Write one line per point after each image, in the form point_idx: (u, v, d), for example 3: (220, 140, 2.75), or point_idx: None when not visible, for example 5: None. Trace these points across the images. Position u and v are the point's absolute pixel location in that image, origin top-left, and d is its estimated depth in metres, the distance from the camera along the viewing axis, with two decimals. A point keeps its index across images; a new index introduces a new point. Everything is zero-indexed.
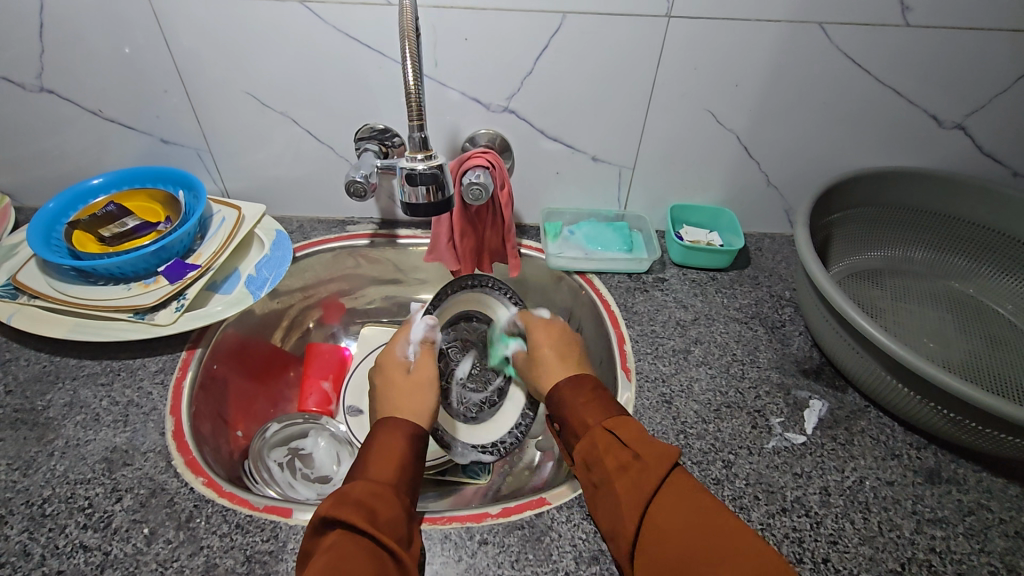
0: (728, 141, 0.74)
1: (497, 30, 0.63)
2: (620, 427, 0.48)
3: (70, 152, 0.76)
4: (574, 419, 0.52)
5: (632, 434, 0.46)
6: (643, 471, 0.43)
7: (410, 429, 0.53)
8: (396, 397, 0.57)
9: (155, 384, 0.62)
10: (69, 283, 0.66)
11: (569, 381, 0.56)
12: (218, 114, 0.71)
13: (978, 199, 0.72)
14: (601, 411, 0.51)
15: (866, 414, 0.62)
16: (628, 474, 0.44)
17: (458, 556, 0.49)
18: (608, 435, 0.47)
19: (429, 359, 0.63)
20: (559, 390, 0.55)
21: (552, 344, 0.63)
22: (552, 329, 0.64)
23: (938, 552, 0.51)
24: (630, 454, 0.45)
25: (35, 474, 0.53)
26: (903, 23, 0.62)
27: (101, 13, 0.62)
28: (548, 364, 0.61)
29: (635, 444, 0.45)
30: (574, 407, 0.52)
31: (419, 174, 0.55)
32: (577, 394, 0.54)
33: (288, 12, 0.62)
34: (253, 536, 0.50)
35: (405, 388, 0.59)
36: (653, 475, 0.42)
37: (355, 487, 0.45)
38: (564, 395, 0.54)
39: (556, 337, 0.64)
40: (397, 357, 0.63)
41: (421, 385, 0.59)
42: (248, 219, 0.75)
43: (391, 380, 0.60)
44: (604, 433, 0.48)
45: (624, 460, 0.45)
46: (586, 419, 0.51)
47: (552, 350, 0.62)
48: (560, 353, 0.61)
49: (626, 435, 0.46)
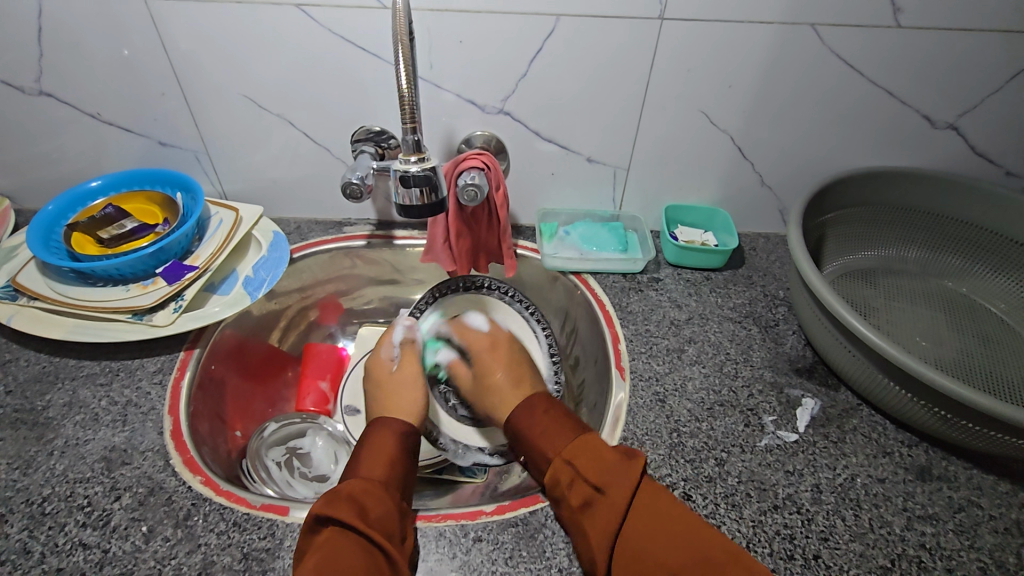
0: (722, 142, 0.74)
1: (492, 33, 0.63)
2: (579, 455, 0.50)
3: (69, 155, 0.76)
4: (541, 447, 0.54)
5: (592, 464, 0.49)
6: (607, 505, 0.46)
7: (400, 428, 0.54)
8: (385, 397, 0.62)
9: (154, 384, 0.62)
10: (68, 284, 0.66)
11: (524, 402, 0.58)
12: (216, 116, 0.72)
13: (970, 199, 0.73)
14: (568, 433, 0.53)
15: (858, 412, 0.63)
16: (593, 510, 0.47)
17: (452, 553, 0.50)
18: (567, 469, 0.50)
19: (413, 360, 0.67)
20: (516, 417, 0.57)
21: (504, 368, 0.66)
22: (497, 347, 0.69)
23: (928, 548, 0.51)
24: (597, 491, 0.48)
25: (34, 473, 0.54)
26: (894, 24, 0.62)
27: (100, 18, 0.63)
28: (502, 388, 0.64)
29: (597, 477, 0.48)
30: (535, 434, 0.54)
31: (413, 176, 0.56)
32: (534, 416, 0.56)
33: (284, 16, 0.62)
34: (250, 533, 0.50)
35: (393, 385, 0.63)
36: (614, 509, 0.46)
37: (348, 485, 0.46)
38: (520, 419, 0.57)
39: (501, 356, 0.68)
40: (383, 358, 0.68)
41: (410, 381, 0.64)
42: (246, 220, 0.75)
43: (378, 379, 0.65)
44: (563, 463, 0.50)
45: (589, 495, 0.48)
46: (549, 444, 0.53)
47: (503, 372, 0.65)
48: (515, 372, 0.66)
49: (585, 466, 0.49)
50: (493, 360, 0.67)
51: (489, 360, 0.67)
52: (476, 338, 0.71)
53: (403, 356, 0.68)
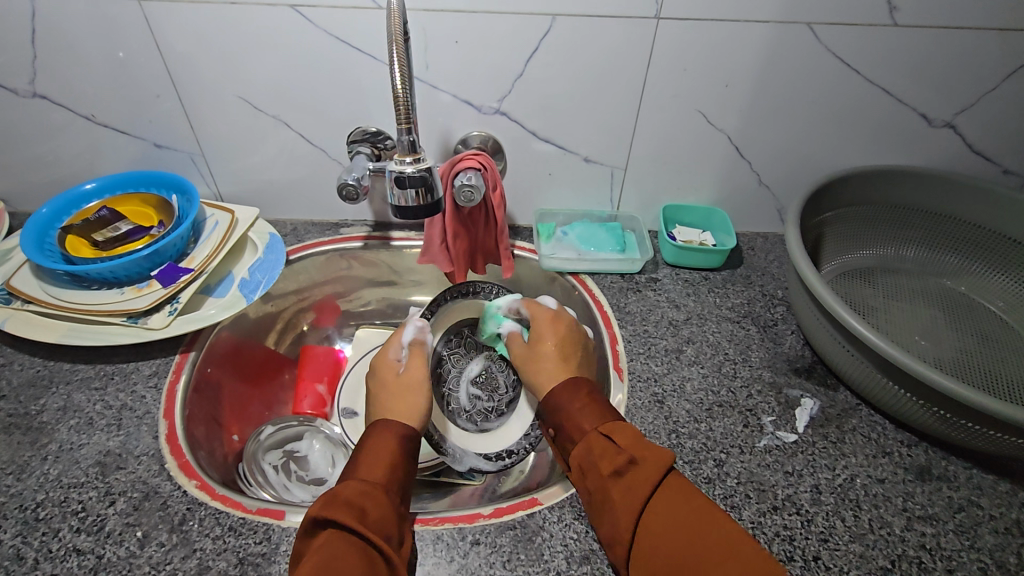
0: (719, 141, 0.74)
1: (487, 33, 0.63)
2: (616, 430, 0.49)
3: (64, 157, 0.76)
4: (574, 423, 0.52)
5: (627, 437, 0.48)
6: (642, 474, 0.45)
7: (401, 431, 0.53)
8: (390, 402, 0.57)
9: (149, 387, 0.62)
10: (62, 287, 0.66)
11: (566, 382, 0.56)
12: (211, 118, 0.72)
13: (969, 197, 0.72)
14: (598, 414, 0.52)
15: (857, 412, 0.62)
16: (625, 477, 0.45)
17: (450, 557, 0.50)
18: (603, 440, 0.48)
19: (420, 362, 0.62)
20: (556, 393, 0.55)
21: (558, 343, 0.61)
22: (560, 321, 0.63)
23: (928, 549, 0.51)
24: (626, 458, 0.46)
25: (28, 478, 0.53)
26: (891, 23, 0.62)
27: (93, 20, 0.62)
28: (547, 361, 0.60)
29: (632, 447, 0.47)
30: (571, 411, 0.53)
31: (407, 176, 0.56)
32: (574, 395, 0.54)
33: (278, 16, 0.62)
34: (246, 538, 0.50)
35: (397, 390, 0.58)
36: (647, 480, 0.44)
37: (346, 487, 0.46)
38: (562, 395, 0.55)
39: (560, 330, 0.62)
40: (391, 359, 0.63)
41: (415, 386, 0.59)
42: (241, 222, 0.75)
43: (384, 382, 0.60)
44: (598, 436, 0.49)
45: (620, 465, 0.46)
46: (583, 423, 0.51)
47: (555, 347, 0.61)
48: (564, 351, 0.60)
49: (622, 438, 0.48)
50: (547, 341, 0.61)
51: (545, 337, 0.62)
52: (541, 312, 0.64)
53: (410, 358, 0.63)
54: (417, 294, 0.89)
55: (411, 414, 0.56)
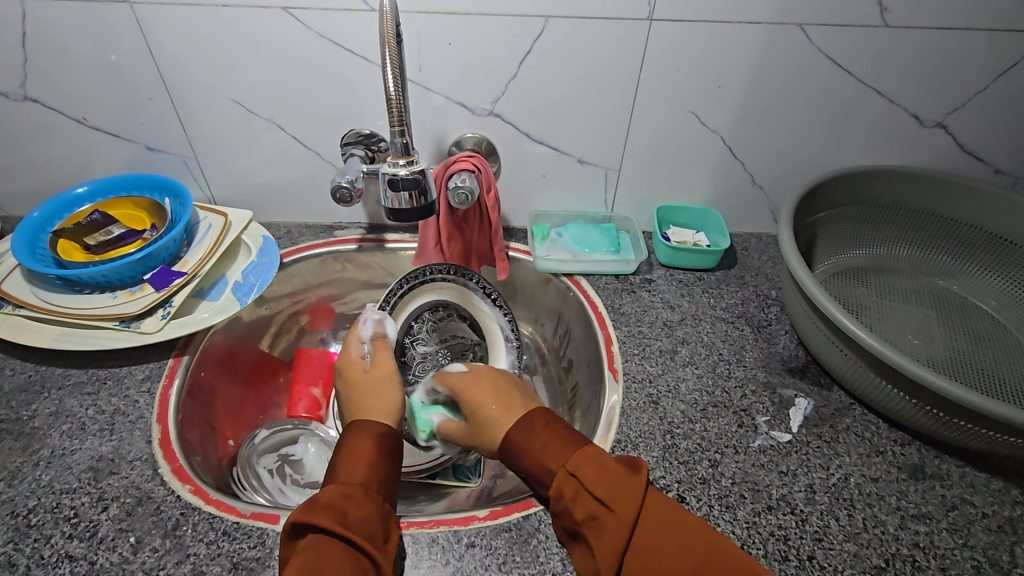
0: (713, 143, 0.74)
1: (480, 35, 0.63)
2: (581, 468, 0.44)
3: (56, 161, 0.75)
4: (540, 462, 0.47)
5: (594, 473, 0.43)
6: (613, 519, 0.41)
7: (378, 430, 0.52)
8: (359, 400, 0.56)
9: (142, 392, 0.61)
10: (54, 292, 0.65)
11: (524, 419, 0.50)
12: (203, 120, 0.71)
13: (960, 197, 0.73)
14: (563, 448, 0.46)
15: (851, 411, 0.63)
16: (600, 525, 0.41)
17: (445, 560, 0.50)
18: (570, 482, 0.44)
19: (385, 353, 0.62)
20: (510, 437, 0.49)
21: (494, 397, 0.54)
22: (480, 380, 0.57)
23: (922, 547, 0.51)
24: (599, 502, 0.42)
25: (20, 484, 0.53)
26: (882, 24, 0.63)
27: (84, 22, 0.62)
28: (493, 419, 0.52)
29: (603, 489, 0.42)
30: (534, 451, 0.47)
31: (401, 179, 0.55)
32: (531, 432, 0.49)
33: (271, 19, 0.62)
34: (240, 542, 0.50)
35: (365, 387, 0.58)
36: (620, 526, 0.40)
37: (327, 491, 0.45)
38: (517, 434, 0.49)
39: (485, 386, 0.56)
40: (353, 359, 0.61)
41: (384, 380, 0.59)
42: (235, 225, 0.75)
43: (351, 380, 0.59)
44: (567, 477, 0.44)
45: (593, 510, 0.42)
46: (545, 463, 0.46)
47: (493, 402, 0.53)
48: (504, 401, 0.53)
49: (589, 476, 0.43)
50: (480, 396, 0.55)
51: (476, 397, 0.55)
52: (457, 379, 0.58)
53: (376, 357, 0.62)
54: None
55: (386, 410, 0.55)
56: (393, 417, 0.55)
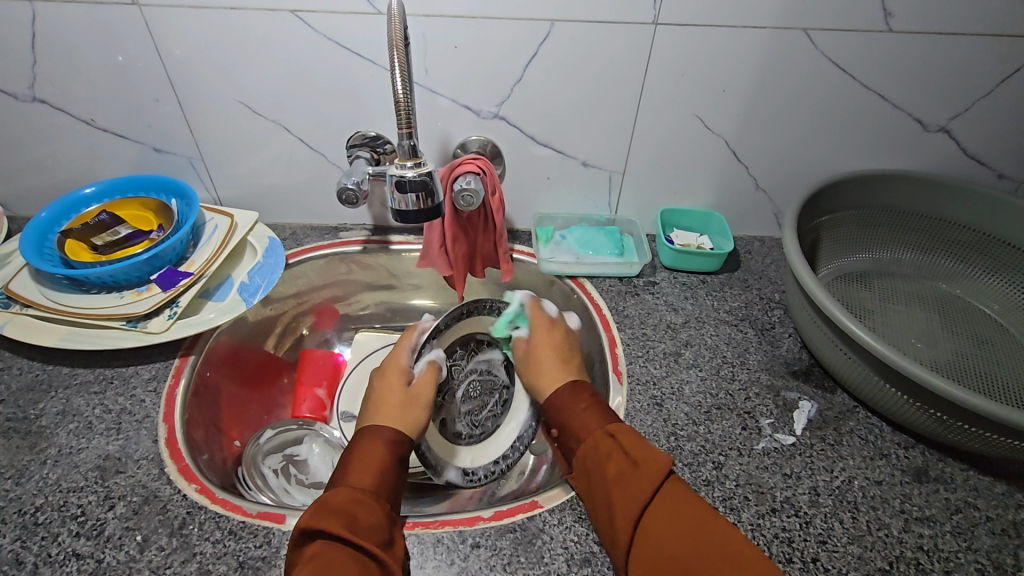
0: (717, 146, 0.75)
1: (486, 38, 0.63)
2: (621, 432, 0.50)
3: (63, 161, 0.76)
4: (572, 425, 0.54)
5: (631, 438, 0.49)
6: (638, 479, 0.46)
7: (391, 436, 0.53)
8: (380, 408, 0.57)
9: (148, 391, 0.62)
10: (62, 291, 0.66)
11: (569, 386, 0.57)
12: (210, 122, 0.72)
13: (964, 201, 0.73)
14: (600, 417, 0.53)
15: (855, 414, 0.63)
16: (627, 479, 0.47)
17: (450, 560, 0.50)
18: (609, 440, 0.50)
19: (428, 380, 0.62)
20: (560, 392, 0.57)
21: (555, 351, 0.63)
22: (554, 334, 0.65)
23: (926, 550, 0.51)
24: (630, 461, 0.48)
25: (27, 482, 0.53)
26: (886, 29, 0.63)
27: (94, 25, 0.62)
28: (550, 373, 0.61)
29: (636, 451, 0.48)
30: (576, 412, 0.54)
31: (408, 181, 0.56)
32: (579, 398, 0.56)
33: (280, 22, 0.62)
34: (246, 541, 0.50)
35: (391, 392, 0.59)
36: (649, 484, 0.45)
37: (337, 495, 0.46)
38: (565, 396, 0.56)
39: (555, 344, 0.63)
40: (402, 364, 0.62)
41: (417, 402, 0.59)
42: (240, 226, 0.75)
43: (391, 387, 0.59)
44: (606, 437, 0.50)
45: (624, 466, 0.47)
46: (583, 427, 0.53)
47: (555, 355, 0.62)
48: (563, 360, 0.62)
49: (629, 443, 0.49)
50: (542, 348, 0.63)
51: (537, 343, 0.64)
52: (536, 322, 0.66)
53: (420, 374, 0.62)
54: (416, 298, 0.90)
55: (407, 420, 0.57)
56: (410, 429, 0.56)
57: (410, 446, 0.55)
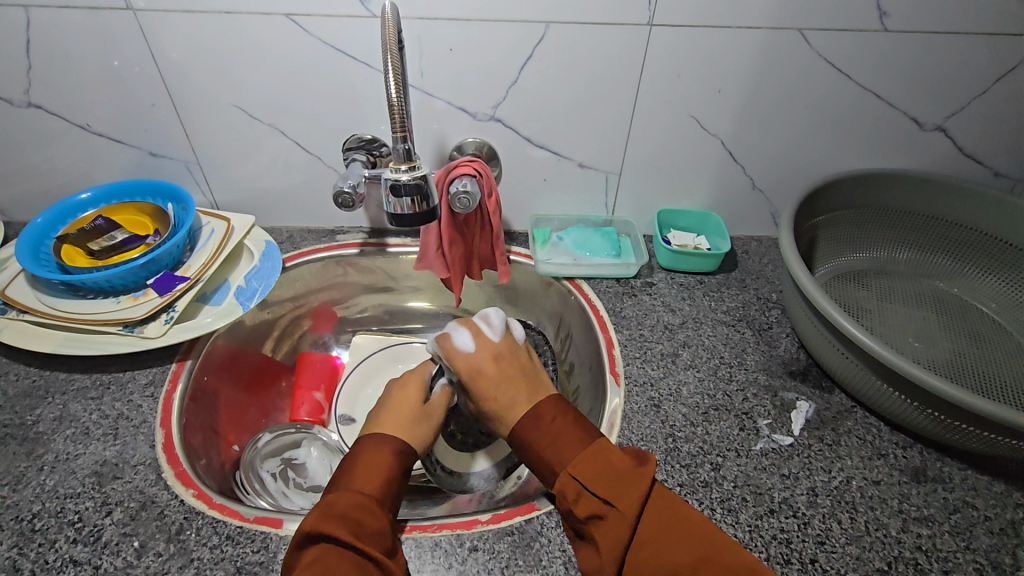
0: (713, 147, 0.75)
1: (481, 41, 0.63)
2: (585, 466, 0.48)
3: (59, 166, 0.76)
4: (541, 460, 0.50)
5: (597, 475, 0.47)
6: (616, 519, 0.45)
7: (399, 444, 0.52)
8: (388, 416, 0.56)
9: (145, 397, 0.62)
10: (58, 297, 0.66)
11: (532, 410, 0.53)
12: (206, 126, 0.72)
13: (960, 200, 0.73)
14: (568, 446, 0.50)
15: (852, 414, 0.63)
16: (603, 521, 0.46)
17: (448, 564, 0.50)
18: (573, 482, 0.47)
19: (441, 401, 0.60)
20: (522, 425, 0.52)
21: (504, 385, 0.55)
22: (497, 361, 0.57)
23: (924, 550, 0.51)
24: (603, 501, 0.46)
25: (24, 489, 0.53)
26: (881, 28, 0.63)
27: (88, 29, 0.62)
28: (506, 408, 0.55)
29: (609, 491, 0.46)
30: (540, 447, 0.51)
31: (403, 184, 0.56)
32: (541, 424, 0.52)
33: (274, 25, 0.62)
34: (244, 547, 0.50)
35: (404, 404, 0.58)
36: (625, 523, 0.45)
37: (342, 497, 0.46)
38: (527, 427, 0.52)
39: (502, 377, 0.56)
40: (421, 378, 0.61)
41: (428, 418, 0.58)
42: (237, 230, 0.75)
43: (407, 399, 0.58)
44: (570, 477, 0.48)
45: (596, 508, 0.46)
46: (548, 462, 0.50)
47: (500, 390, 0.55)
48: (516, 389, 0.55)
49: (592, 480, 0.47)
50: (487, 380, 0.56)
51: (482, 374, 0.57)
52: (474, 355, 0.58)
53: (434, 396, 0.61)
54: (414, 300, 0.90)
55: (414, 433, 0.55)
56: (416, 444, 0.55)
57: (413, 459, 0.54)
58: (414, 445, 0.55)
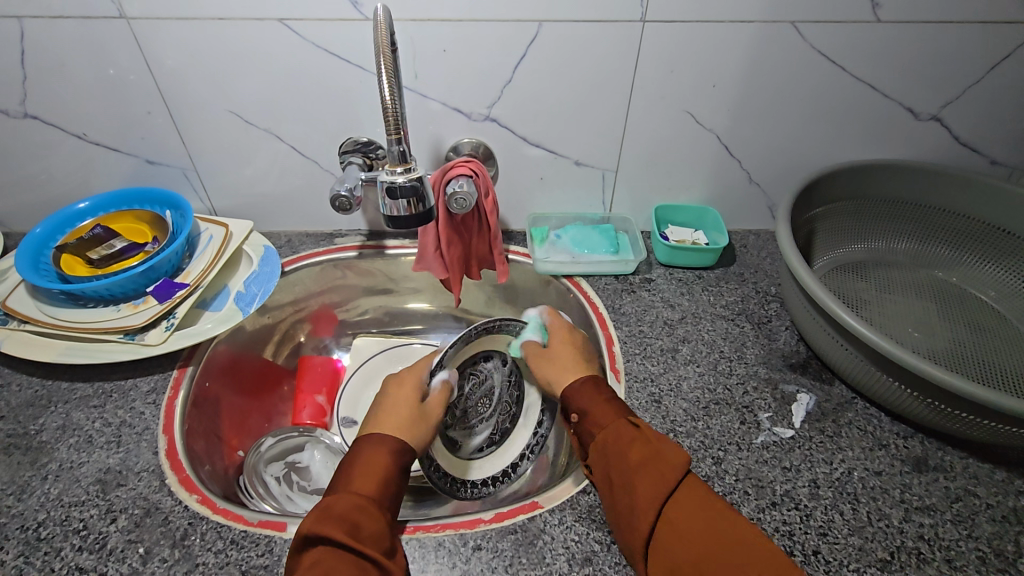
0: (709, 141, 0.75)
1: (474, 41, 0.63)
2: (639, 428, 0.50)
3: (57, 176, 0.76)
4: (591, 423, 0.53)
5: (651, 434, 0.49)
6: (659, 473, 0.46)
7: (396, 445, 0.53)
8: (386, 417, 0.56)
9: (147, 404, 0.62)
10: (58, 306, 0.66)
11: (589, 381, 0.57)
12: (202, 133, 0.72)
13: (957, 189, 0.73)
14: (618, 411, 0.53)
15: (853, 405, 0.63)
16: (647, 475, 0.46)
17: (452, 563, 0.50)
18: (630, 435, 0.50)
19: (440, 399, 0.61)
20: (579, 387, 0.57)
21: (573, 354, 0.62)
22: (569, 339, 0.64)
23: (927, 539, 0.51)
24: (650, 456, 0.48)
25: (29, 498, 0.53)
26: (874, 19, 0.63)
27: (83, 38, 0.63)
28: (563, 374, 0.61)
29: (660, 447, 0.48)
30: (594, 405, 0.54)
31: (399, 187, 0.56)
32: (596, 393, 0.55)
33: (267, 30, 0.62)
34: (248, 551, 0.50)
35: (403, 404, 0.58)
36: (672, 474, 0.46)
37: (339, 500, 0.46)
38: (581, 392, 0.56)
39: (574, 347, 0.63)
40: (418, 377, 0.61)
41: (424, 416, 0.58)
42: (235, 236, 0.75)
43: (403, 398, 0.59)
44: (625, 433, 0.50)
45: (643, 461, 0.48)
46: (600, 418, 0.53)
47: (575, 360, 0.62)
48: (580, 361, 0.62)
49: (648, 434, 0.49)
50: (557, 353, 0.63)
51: (557, 346, 0.64)
52: (553, 328, 0.66)
53: (432, 391, 0.61)
54: (414, 302, 0.90)
55: (413, 433, 0.56)
56: (416, 444, 0.55)
57: (413, 458, 0.54)
58: (414, 443, 0.55)
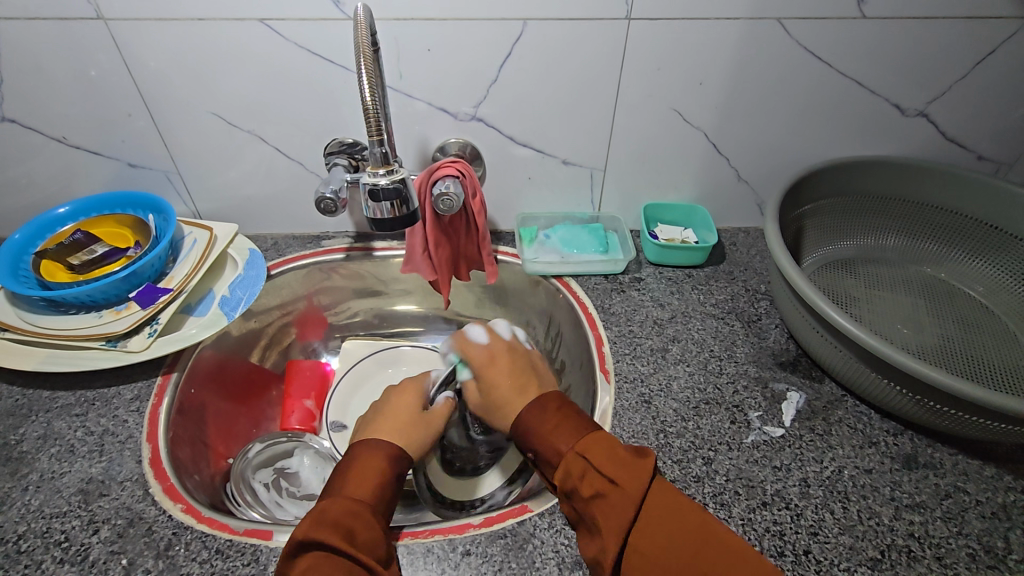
0: (697, 139, 0.74)
1: (459, 39, 0.63)
2: (591, 449, 0.47)
3: (37, 180, 0.75)
4: (542, 451, 0.50)
5: (605, 457, 0.46)
6: (617, 502, 0.43)
7: (393, 451, 0.52)
8: (382, 422, 0.56)
9: (131, 411, 0.61)
10: (39, 313, 0.65)
11: (534, 404, 0.54)
12: (184, 135, 0.71)
13: (945, 185, 0.73)
14: (573, 432, 0.50)
15: (843, 403, 0.63)
16: (605, 501, 0.44)
17: (441, 569, 0.49)
18: (579, 461, 0.47)
19: (439, 405, 0.60)
20: (522, 416, 0.53)
21: (511, 375, 0.59)
22: (498, 359, 0.61)
23: (917, 537, 0.51)
24: (607, 481, 0.45)
25: (9, 510, 0.52)
26: (860, 15, 0.63)
27: (58, 39, 0.61)
28: (507, 398, 0.57)
29: (611, 469, 0.45)
30: (544, 432, 0.51)
31: (382, 189, 0.55)
32: (544, 414, 0.52)
33: (248, 30, 0.61)
34: (234, 560, 0.49)
35: (401, 411, 0.58)
36: (627, 502, 0.43)
37: (335, 505, 0.46)
38: (531, 418, 0.53)
39: (507, 365, 0.60)
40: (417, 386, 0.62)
41: (421, 422, 0.58)
42: (220, 239, 0.74)
43: (399, 408, 0.58)
44: (576, 457, 0.47)
45: (601, 488, 0.45)
46: (554, 442, 0.50)
47: (508, 381, 0.58)
48: (517, 382, 0.58)
49: (598, 459, 0.46)
50: (495, 375, 0.59)
51: (496, 375, 0.59)
52: (476, 352, 0.62)
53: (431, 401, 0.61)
54: (403, 304, 0.89)
55: (410, 439, 0.55)
56: (412, 448, 0.55)
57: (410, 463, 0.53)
58: (409, 448, 0.54)
